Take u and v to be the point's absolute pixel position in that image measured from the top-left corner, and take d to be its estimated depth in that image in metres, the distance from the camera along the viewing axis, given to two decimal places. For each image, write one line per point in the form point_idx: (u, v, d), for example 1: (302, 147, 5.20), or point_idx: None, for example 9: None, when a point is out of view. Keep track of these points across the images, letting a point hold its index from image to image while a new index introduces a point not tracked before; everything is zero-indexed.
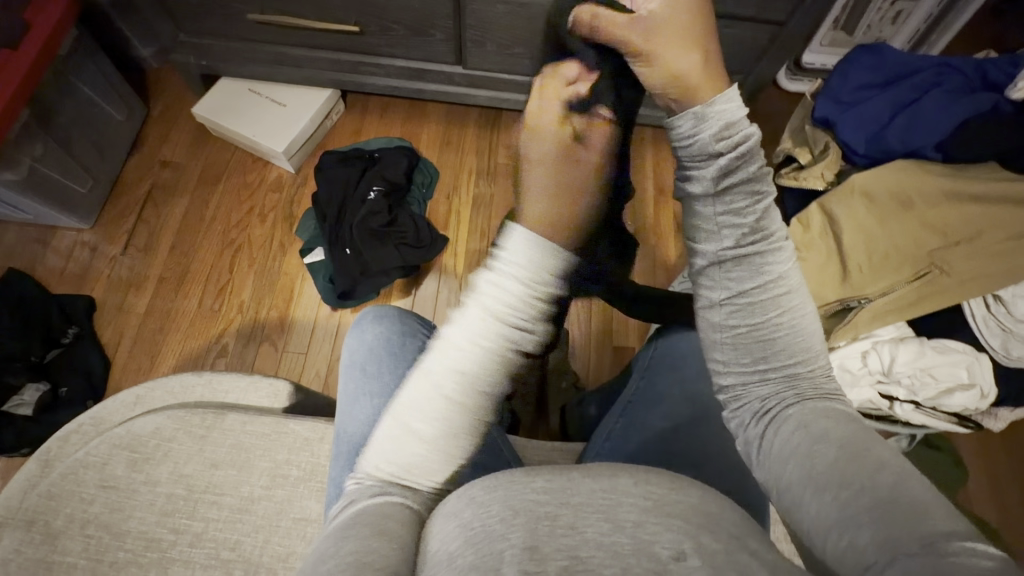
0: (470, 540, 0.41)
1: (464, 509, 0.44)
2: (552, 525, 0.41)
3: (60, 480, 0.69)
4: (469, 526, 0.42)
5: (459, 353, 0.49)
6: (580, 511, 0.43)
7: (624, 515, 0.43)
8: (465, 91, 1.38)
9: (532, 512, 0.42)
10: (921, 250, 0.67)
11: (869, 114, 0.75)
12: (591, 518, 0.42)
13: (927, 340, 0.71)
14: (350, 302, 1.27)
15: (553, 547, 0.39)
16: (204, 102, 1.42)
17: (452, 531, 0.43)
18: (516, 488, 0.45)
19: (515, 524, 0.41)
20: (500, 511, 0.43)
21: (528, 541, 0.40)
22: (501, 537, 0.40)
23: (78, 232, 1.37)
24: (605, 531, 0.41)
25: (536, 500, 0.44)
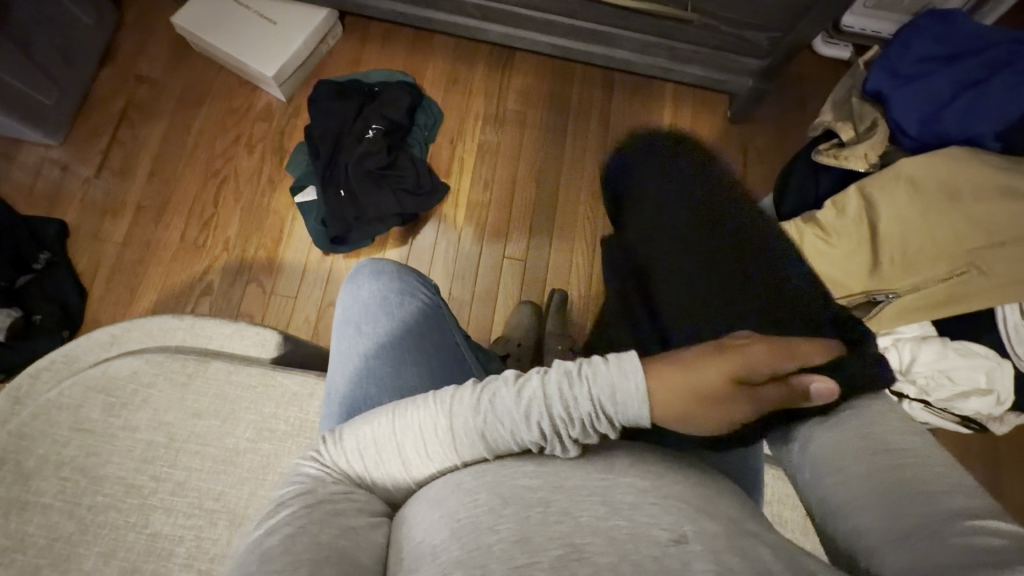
0: (456, 532, 0.41)
1: (450, 496, 0.45)
2: (544, 513, 0.41)
3: (31, 419, 0.65)
4: (455, 518, 0.42)
5: (495, 417, 0.47)
6: (576, 496, 0.43)
7: (619, 496, 0.43)
8: (477, 24, 1.27)
9: (523, 499, 0.43)
10: (960, 247, 0.62)
11: (927, 91, 0.67)
12: (587, 502, 0.42)
13: (949, 340, 0.67)
14: (342, 248, 1.21)
15: (546, 537, 0.39)
16: (186, 12, 1.28)
17: (440, 520, 0.43)
18: (506, 475, 0.45)
19: (503, 516, 0.41)
20: (489, 500, 0.43)
21: (518, 533, 0.40)
22: (489, 530, 0.40)
23: (47, 149, 1.27)
24: (602, 516, 0.41)
25: (527, 486, 0.44)
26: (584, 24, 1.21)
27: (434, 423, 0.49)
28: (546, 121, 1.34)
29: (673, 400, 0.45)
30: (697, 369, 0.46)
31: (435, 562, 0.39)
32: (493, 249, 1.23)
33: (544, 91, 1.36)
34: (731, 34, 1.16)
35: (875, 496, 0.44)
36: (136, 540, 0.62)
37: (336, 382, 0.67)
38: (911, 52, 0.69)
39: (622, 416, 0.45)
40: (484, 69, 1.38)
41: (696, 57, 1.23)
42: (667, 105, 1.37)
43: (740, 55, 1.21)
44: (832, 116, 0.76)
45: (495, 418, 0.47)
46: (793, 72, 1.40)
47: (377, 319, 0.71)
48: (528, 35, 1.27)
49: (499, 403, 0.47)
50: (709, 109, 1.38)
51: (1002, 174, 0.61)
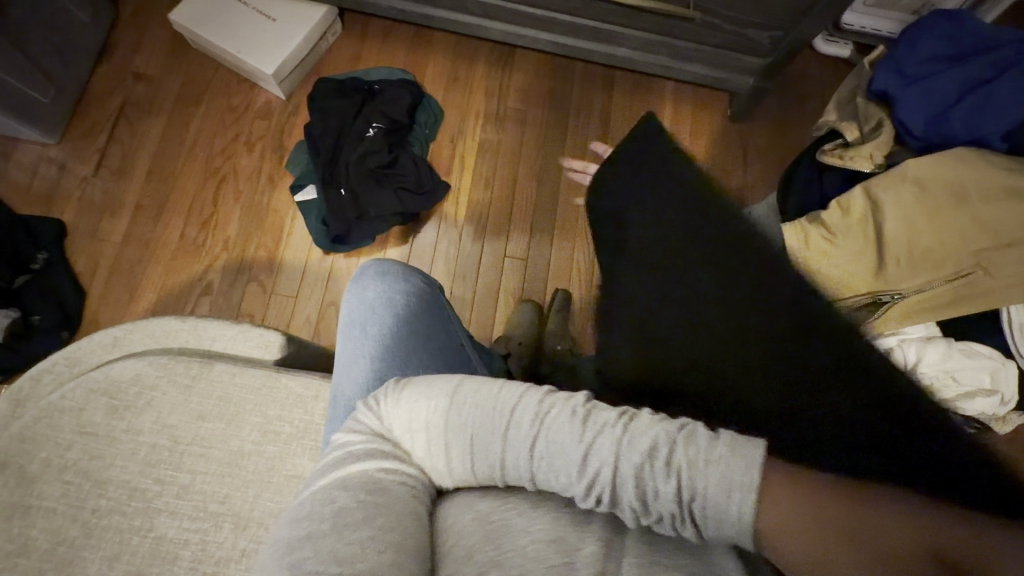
0: (488, 534, 0.43)
1: (480, 501, 0.47)
2: (571, 517, 0.44)
3: (33, 423, 0.65)
4: (488, 520, 0.45)
5: (559, 437, 0.45)
6: (596, 500, 0.46)
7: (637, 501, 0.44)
8: (477, 21, 1.26)
9: (552, 505, 0.46)
10: (966, 248, 0.62)
11: (934, 92, 0.67)
12: (605, 504, 0.45)
13: (953, 341, 0.65)
14: (343, 247, 1.20)
15: (574, 538, 0.42)
16: (184, 8, 1.27)
17: (470, 523, 0.45)
18: (533, 481, 0.45)
19: (532, 519, 0.44)
20: (517, 504, 0.46)
21: (550, 534, 0.42)
22: (523, 532, 0.43)
23: (44, 147, 1.25)
24: (621, 516, 0.44)
25: (553, 492, 0.47)
26: (585, 22, 1.21)
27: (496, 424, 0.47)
28: (546, 119, 1.33)
29: (812, 526, 0.39)
30: (870, 510, 0.40)
31: (468, 561, 0.42)
32: (493, 248, 1.23)
33: (544, 89, 1.36)
34: (733, 32, 1.15)
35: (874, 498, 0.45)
36: (141, 543, 0.61)
37: (341, 384, 0.66)
38: (917, 52, 0.69)
39: (707, 514, 0.41)
40: (485, 66, 1.37)
41: (697, 55, 1.23)
42: (667, 103, 1.37)
43: (741, 53, 1.21)
44: (836, 115, 0.76)
45: (553, 435, 0.45)
46: (793, 71, 1.40)
47: (383, 320, 0.70)
48: (529, 33, 1.27)
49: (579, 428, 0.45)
50: (710, 107, 1.38)
51: (1007, 174, 0.61)
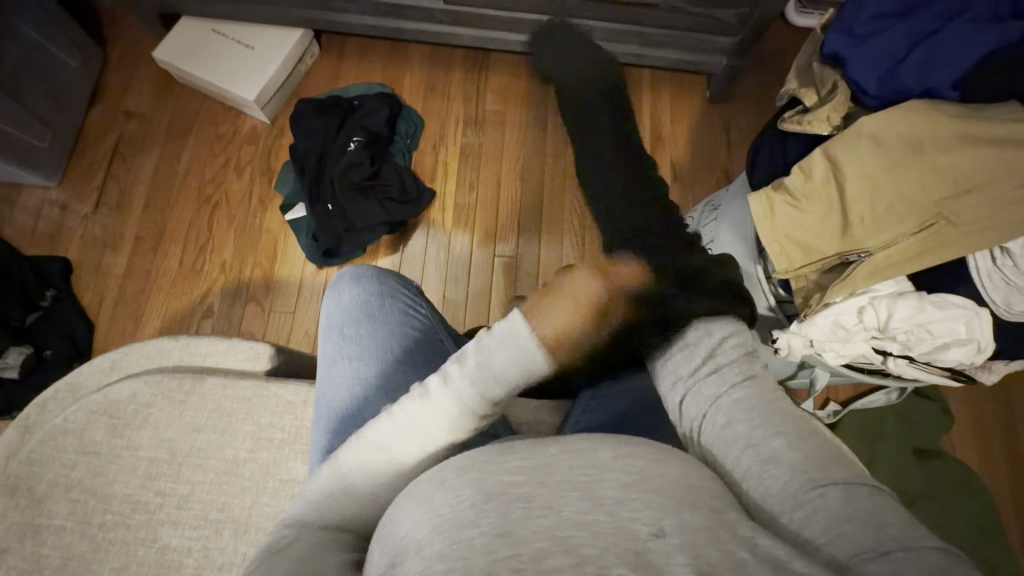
0: (438, 528, 0.39)
1: (434, 493, 0.43)
2: (526, 507, 0.40)
3: (39, 446, 0.68)
4: (437, 514, 0.40)
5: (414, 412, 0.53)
6: (558, 490, 0.41)
7: (603, 491, 0.41)
8: (448, 29, 1.29)
9: (507, 495, 0.41)
10: (928, 199, 0.61)
11: (882, 48, 0.67)
12: (570, 497, 0.41)
13: (927, 294, 0.66)
14: (336, 260, 1.23)
15: (529, 530, 0.38)
16: (166, 46, 1.32)
17: (422, 516, 0.41)
18: (490, 469, 0.43)
19: (485, 510, 0.40)
20: (471, 495, 0.41)
21: (500, 526, 0.38)
22: (471, 524, 0.39)
23: (46, 190, 1.31)
24: (584, 510, 0.40)
25: (510, 481, 0.42)
26: (552, 19, 1.22)
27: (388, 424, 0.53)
28: (527, 119, 1.35)
29: None
30: None
31: (420, 556, 0.38)
32: (483, 250, 1.25)
33: (523, 89, 1.38)
34: (699, 14, 1.16)
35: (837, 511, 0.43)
36: (146, 554, 0.64)
37: (324, 386, 0.69)
38: (865, 10, 0.67)
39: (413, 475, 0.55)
40: (460, 73, 1.40)
41: (668, 41, 1.23)
42: (644, 90, 1.38)
43: (712, 34, 1.21)
44: (797, 83, 0.77)
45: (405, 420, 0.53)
46: (767, 47, 1.40)
47: (359, 322, 0.73)
48: (499, 36, 1.29)
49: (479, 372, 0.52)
50: (688, 92, 1.38)
51: (959, 120, 0.60)
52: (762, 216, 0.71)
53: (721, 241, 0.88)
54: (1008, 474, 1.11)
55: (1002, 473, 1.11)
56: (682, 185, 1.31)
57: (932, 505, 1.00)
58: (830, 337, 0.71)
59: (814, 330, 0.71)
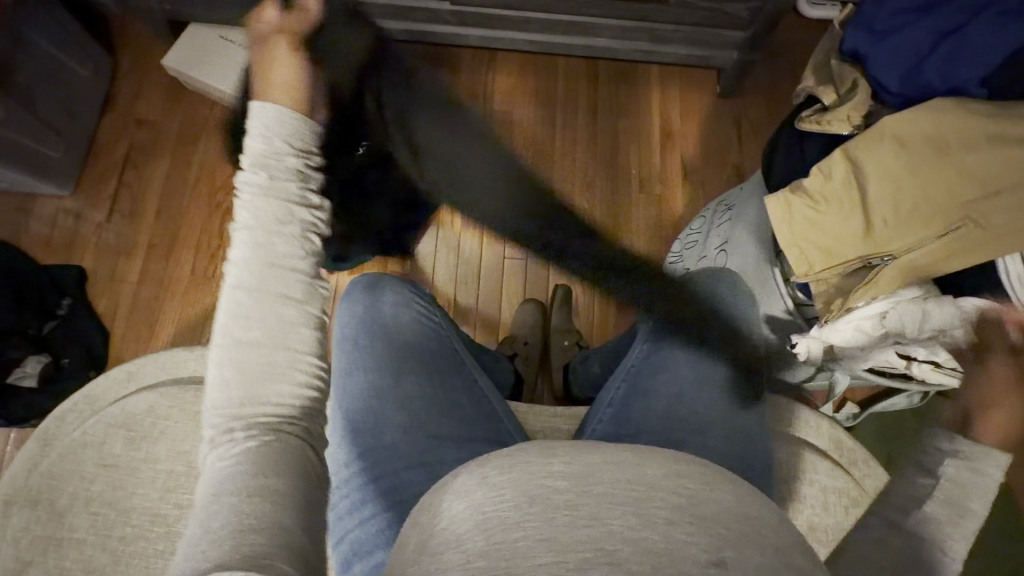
0: (481, 524, 0.39)
1: (476, 488, 0.42)
2: (570, 515, 0.38)
3: (60, 459, 0.69)
4: (481, 510, 0.40)
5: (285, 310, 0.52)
6: (604, 500, 0.40)
7: (654, 509, 0.39)
8: (455, 30, 1.28)
9: (549, 500, 0.39)
10: (954, 201, 0.59)
11: (905, 43, 0.65)
12: (618, 509, 0.39)
13: (954, 298, 0.66)
14: (344, 265, 1.22)
15: (573, 539, 0.37)
16: (174, 53, 1.32)
17: (463, 511, 0.41)
18: (535, 468, 0.42)
19: (530, 515, 0.39)
20: (515, 496, 0.40)
21: (544, 531, 0.37)
22: (516, 526, 0.38)
23: (60, 199, 1.32)
24: (633, 526, 0.38)
25: (555, 486, 0.40)
26: (560, 17, 1.21)
27: (237, 316, 0.50)
28: (533, 119, 1.34)
29: None
30: None
31: (458, 551, 0.38)
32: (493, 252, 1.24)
33: (530, 88, 1.36)
34: (710, 8, 1.14)
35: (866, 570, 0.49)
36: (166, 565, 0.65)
37: (339, 398, 0.69)
38: (888, 4, 0.65)
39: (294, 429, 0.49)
40: (467, 73, 1.38)
41: (677, 36, 1.21)
42: (654, 85, 1.36)
43: (722, 28, 1.19)
44: (814, 80, 0.75)
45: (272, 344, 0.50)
46: (780, 39, 1.38)
47: (370, 332, 0.73)
48: (507, 35, 1.28)
49: (256, 205, 0.53)
50: (698, 87, 1.36)
51: (983, 119, 0.58)
52: (780, 219, 0.70)
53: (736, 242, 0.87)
54: None
55: None
56: (693, 184, 1.29)
57: None
58: (850, 342, 0.71)
59: (835, 335, 0.71)
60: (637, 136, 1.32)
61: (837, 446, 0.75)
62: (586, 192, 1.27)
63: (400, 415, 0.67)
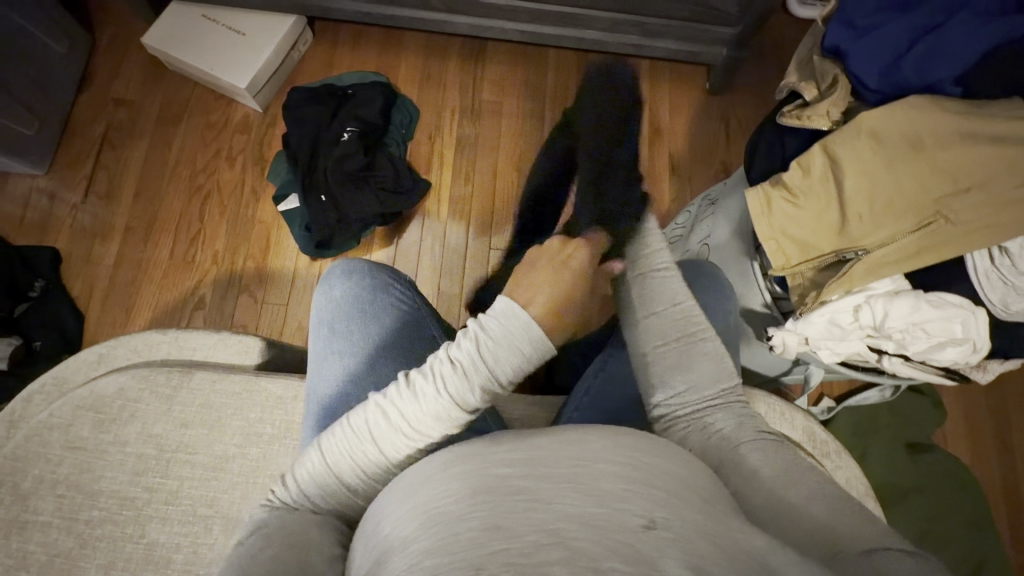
0: (427, 522, 0.38)
1: (423, 487, 0.42)
2: (520, 500, 0.38)
3: (25, 441, 0.67)
4: (427, 508, 0.39)
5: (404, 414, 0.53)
6: (548, 482, 0.40)
7: (598, 484, 0.39)
8: (444, 17, 1.26)
9: (498, 488, 0.39)
10: (927, 196, 0.61)
11: (884, 41, 0.65)
12: (564, 490, 0.39)
13: (922, 292, 0.66)
14: (328, 252, 1.22)
15: (518, 523, 0.36)
16: (155, 31, 1.28)
17: (408, 513, 0.40)
18: (481, 460, 0.42)
19: (478, 504, 0.38)
20: (460, 489, 0.40)
21: (489, 520, 0.37)
22: (459, 519, 0.37)
23: (33, 179, 1.29)
24: (575, 502, 0.38)
25: (500, 475, 0.40)
26: (550, 8, 1.20)
27: (360, 449, 0.54)
28: (523, 110, 1.33)
29: None
30: None
31: (403, 552, 0.37)
32: (479, 240, 1.24)
33: (520, 80, 1.35)
34: (699, 4, 1.14)
35: (779, 496, 0.50)
36: (134, 550, 0.64)
37: (315, 383, 0.68)
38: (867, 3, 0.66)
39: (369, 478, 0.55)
40: (456, 63, 1.37)
41: (666, 31, 1.21)
42: (644, 81, 1.36)
43: (710, 25, 1.19)
44: (797, 76, 0.75)
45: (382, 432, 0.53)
46: (768, 38, 1.38)
47: (350, 317, 0.72)
48: (496, 24, 1.27)
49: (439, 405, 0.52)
50: (688, 83, 1.36)
51: (960, 117, 0.59)
52: (758, 212, 0.70)
53: (718, 236, 0.89)
54: (997, 468, 1.11)
55: (993, 469, 1.11)
56: (679, 178, 1.30)
57: (925, 500, 1.01)
58: (825, 335, 0.70)
59: (810, 329, 0.70)
60: None
61: (812, 438, 0.79)
62: None
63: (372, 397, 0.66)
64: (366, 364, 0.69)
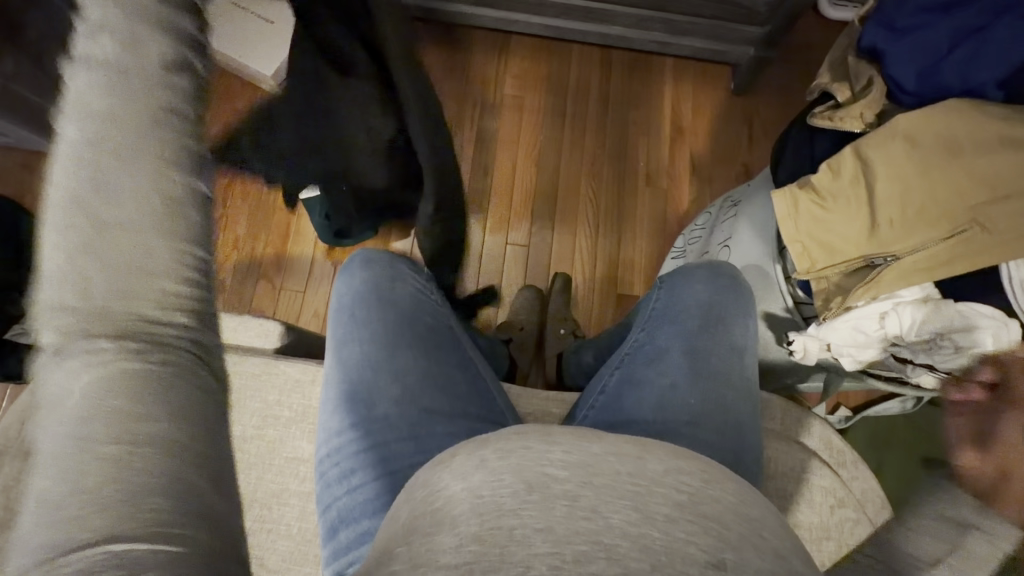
0: (477, 509, 0.37)
1: (473, 470, 0.41)
2: (571, 506, 0.37)
3: None
4: (477, 495, 0.38)
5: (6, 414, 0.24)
6: (603, 494, 0.38)
7: (655, 506, 0.38)
8: (471, 10, 1.27)
9: (548, 489, 0.38)
10: (962, 203, 0.59)
11: (924, 44, 0.64)
12: (616, 503, 0.38)
13: (951, 301, 0.64)
14: (346, 241, 1.21)
15: (570, 530, 0.35)
16: None
17: (458, 494, 0.39)
18: (534, 459, 0.41)
19: (528, 501, 0.37)
20: (514, 483, 0.39)
21: (544, 521, 0.36)
22: (511, 512, 0.36)
23: None
24: (632, 521, 0.37)
25: (553, 475, 0.39)
26: (577, 2, 1.20)
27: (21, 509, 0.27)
28: (546, 105, 1.32)
29: None
30: None
31: (451, 533, 0.36)
32: (495, 231, 1.24)
33: (544, 76, 1.34)
34: (730, 3, 1.12)
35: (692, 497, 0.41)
36: None
37: (331, 369, 0.69)
38: (908, 2, 0.64)
39: None
40: (479, 55, 1.36)
41: (694, 28, 1.21)
42: (669, 79, 1.34)
43: (740, 23, 1.17)
44: (829, 77, 0.74)
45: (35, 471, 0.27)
46: (798, 38, 1.36)
47: (370, 307, 0.72)
48: (521, 18, 1.28)
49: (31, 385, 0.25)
50: (712, 83, 1.34)
51: (1002, 122, 0.58)
52: (785, 216, 0.69)
53: (739, 237, 0.88)
54: None
55: None
56: (699, 179, 1.28)
57: None
58: (848, 341, 0.70)
59: (833, 334, 0.70)
60: (648, 123, 1.32)
61: (828, 446, 0.77)
62: (591, 180, 1.28)
63: (394, 388, 0.67)
64: (384, 354, 0.69)
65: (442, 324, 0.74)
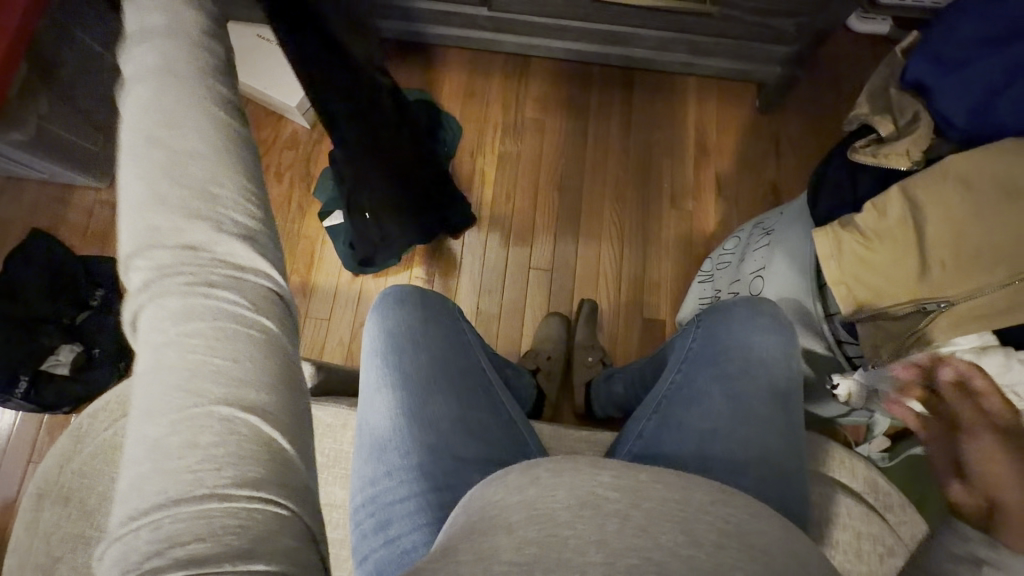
0: (532, 516, 0.40)
1: (528, 483, 0.43)
2: (621, 524, 0.39)
3: (90, 458, 0.70)
4: (534, 504, 0.41)
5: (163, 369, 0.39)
6: (651, 515, 0.40)
7: (700, 528, 0.40)
8: (491, 36, 1.27)
9: (601, 507, 0.40)
10: (1019, 248, 0.57)
11: (975, 78, 0.61)
12: (664, 526, 0.40)
13: (1014, 350, 0.62)
14: (370, 269, 1.21)
15: (622, 543, 0.38)
16: None
17: (512, 503, 0.42)
18: (587, 475, 0.43)
19: (579, 515, 0.40)
20: (567, 498, 0.41)
21: (594, 535, 0.38)
22: (564, 526, 0.39)
23: (96, 191, 1.34)
24: (681, 543, 0.39)
25: (605, 496, 0.41)
26: (600, 26, 1.19)
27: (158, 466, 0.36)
28: (568, 127, 1.31)
29: None
30: None
31: (507, 536, 0.39)
32: (518, 255, 1.23)
33: (564, 98, 1.33)
34: (758, 23, 1.10)
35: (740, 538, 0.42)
36: None
37: (368, 414, 0.69)
38: (956, 34, 0.63)
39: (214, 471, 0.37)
40: (499, 79, 1.36)
41: (720, 49, 1.19)
42: (692, 99, 1.32)
43: (767, 42, 1.15)
44: (868, 108, 0.71)
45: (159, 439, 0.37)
46: (825, 54, 1.33)
47: (402, 349, 0.71)
48: (542, 43, 1.26)
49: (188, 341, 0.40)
50: (736, 101, 1.32)
51: None
52: (827, 256, 0.66)
53: (776, 269, 0.85)
54: None
55: None
56: (725, 200, 1.26)
57: None
58: None
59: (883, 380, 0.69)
60: (672, 142, 1.30)
61: (874, 489, 0.75)
62: (614, 203, 1.26)
63: (427, 435, 0.66)
64: (415, 399, 0.68)
65: (474, 366, 0.73)
